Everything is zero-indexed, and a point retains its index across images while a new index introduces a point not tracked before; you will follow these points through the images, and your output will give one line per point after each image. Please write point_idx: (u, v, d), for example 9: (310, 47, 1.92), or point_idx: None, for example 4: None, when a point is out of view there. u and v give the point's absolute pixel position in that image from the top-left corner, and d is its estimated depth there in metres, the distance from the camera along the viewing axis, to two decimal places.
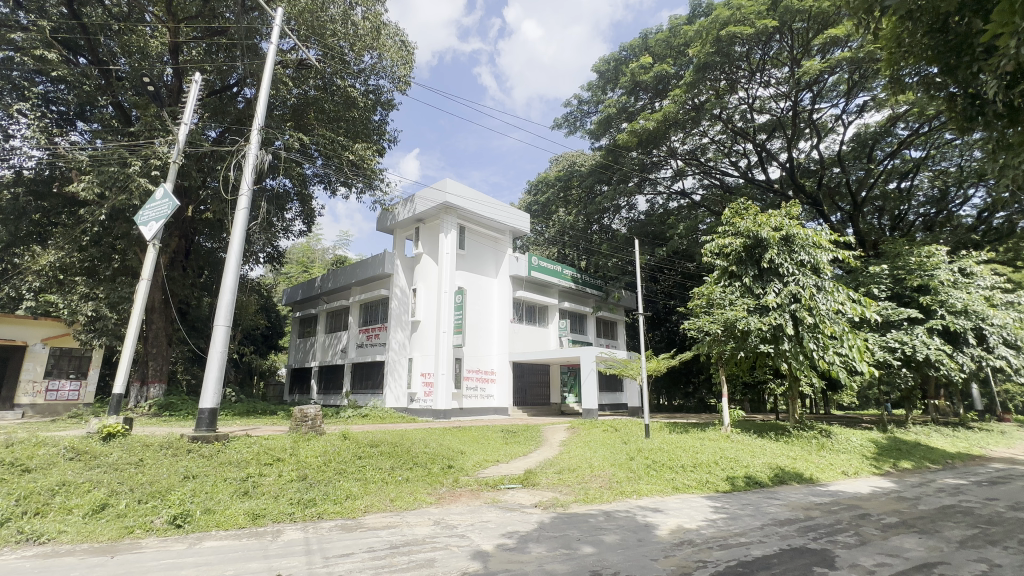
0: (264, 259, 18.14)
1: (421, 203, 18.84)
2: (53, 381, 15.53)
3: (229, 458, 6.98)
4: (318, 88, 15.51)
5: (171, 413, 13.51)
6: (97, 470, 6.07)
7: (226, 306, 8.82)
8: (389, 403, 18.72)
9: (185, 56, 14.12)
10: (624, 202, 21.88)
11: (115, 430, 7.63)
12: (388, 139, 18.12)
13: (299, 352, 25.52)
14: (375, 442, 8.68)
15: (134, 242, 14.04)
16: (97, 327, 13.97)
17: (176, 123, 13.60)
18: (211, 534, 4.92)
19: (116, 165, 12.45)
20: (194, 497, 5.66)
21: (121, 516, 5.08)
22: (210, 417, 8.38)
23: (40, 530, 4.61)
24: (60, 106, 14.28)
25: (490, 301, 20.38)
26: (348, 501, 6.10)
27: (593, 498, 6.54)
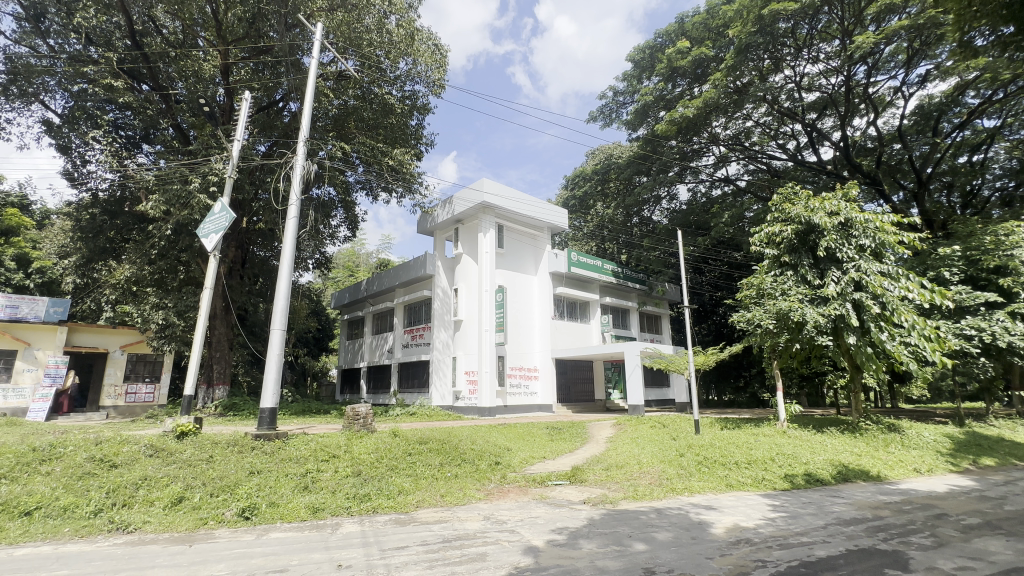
0: (313, 265, 18.89)
1: (460, 204, 19.09)
2: (131, 384, 16.86)
3: (289, 454, 7.34)
4: (358, 98, 16.00)
5: (236, 413, 14.38)
6: (173, 466, 6.54)
7: (280, 311, 9.28)
8: (435, 401, 19.09)
9: (235, 76, 14.86)
10: (665, 192, 21.33)
11: (187, 429, 8.15)
12: (425, 143, 18.49)
13: (348, 354, 26.48)
14: (424, 440, 8.86)
15: (197, 254, 15.01)
16: (168, 334, 15.08)
17: (229, 140, 14.40)
18: (276, 526, 5.22)
19: (179, 183, 13.36)
20: (260, 491, 6.01)
21: (196, 508, 5.48)
22: (271, 416, 8.81)
23: (128, 520, 5.05)
24: (128, 131, 15.55)
25: (531, 298, 20.41)
26: (401, 496, 6.30)
27: (643, 495, 6.42)
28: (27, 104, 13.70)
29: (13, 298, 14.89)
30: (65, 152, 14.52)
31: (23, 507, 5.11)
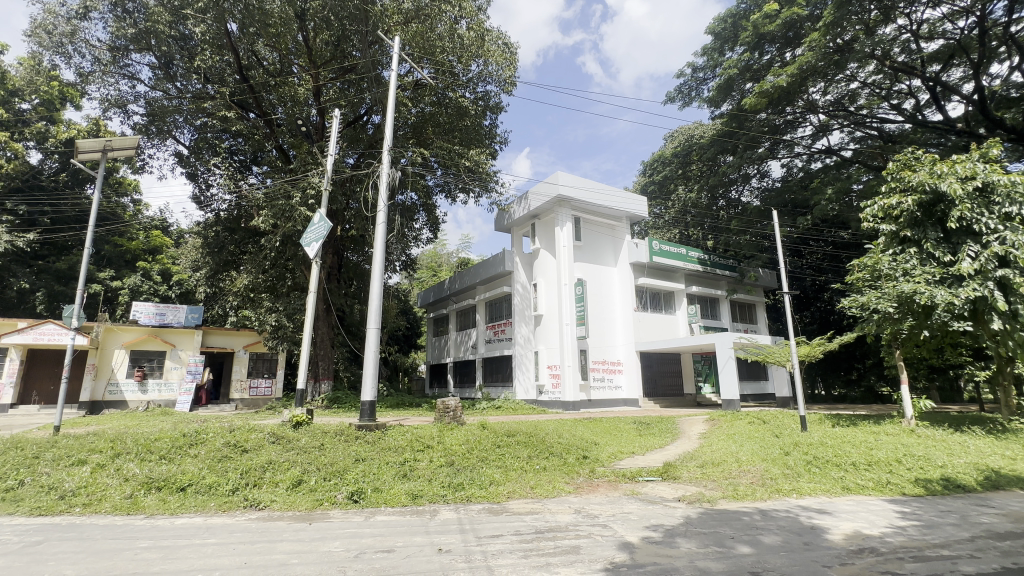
0: (401, 267, 19.99)
1: (535, 199, 19.15)
2: (253, 380, 19.03)
3: (388, 444, 7.86)
4: (434, 104, 16.67)
5: (339, 405, 15.75)
6: (293, 452, 7.30)
7: (375, 311, 9.97)
8: (519, 395, 19.40)
9: (326, 96, 16.07)
10: (754, 170, 19.84)
11: (301, 419, 9.05)
12: (499, 141, 18.86)
13: (435, 350, 27.76)
14: (511, 432, 9.03)
15: (302, 262, 16.58)
16: (280, 334, 16.89)
17: (322, 155, 15.72)
18: (381, 509, 5.64)
19: (284, 198, 14.83)
20: (365, 477, 6.52)
21: (313, 490, 6.10)
22: (370, 408, 9.46)
23: (258, 498, 5.74)
24: (241, 156, 17.61)
25: (612, 290, 19.98)
26: (494, 486, 6.51)
27: (744, 495, 6.02)
28: (163, 140, 15.97)
29: (161, 306, 17.66)
30: (193, 179, 16.77)
31: (179, 483, 6.02)
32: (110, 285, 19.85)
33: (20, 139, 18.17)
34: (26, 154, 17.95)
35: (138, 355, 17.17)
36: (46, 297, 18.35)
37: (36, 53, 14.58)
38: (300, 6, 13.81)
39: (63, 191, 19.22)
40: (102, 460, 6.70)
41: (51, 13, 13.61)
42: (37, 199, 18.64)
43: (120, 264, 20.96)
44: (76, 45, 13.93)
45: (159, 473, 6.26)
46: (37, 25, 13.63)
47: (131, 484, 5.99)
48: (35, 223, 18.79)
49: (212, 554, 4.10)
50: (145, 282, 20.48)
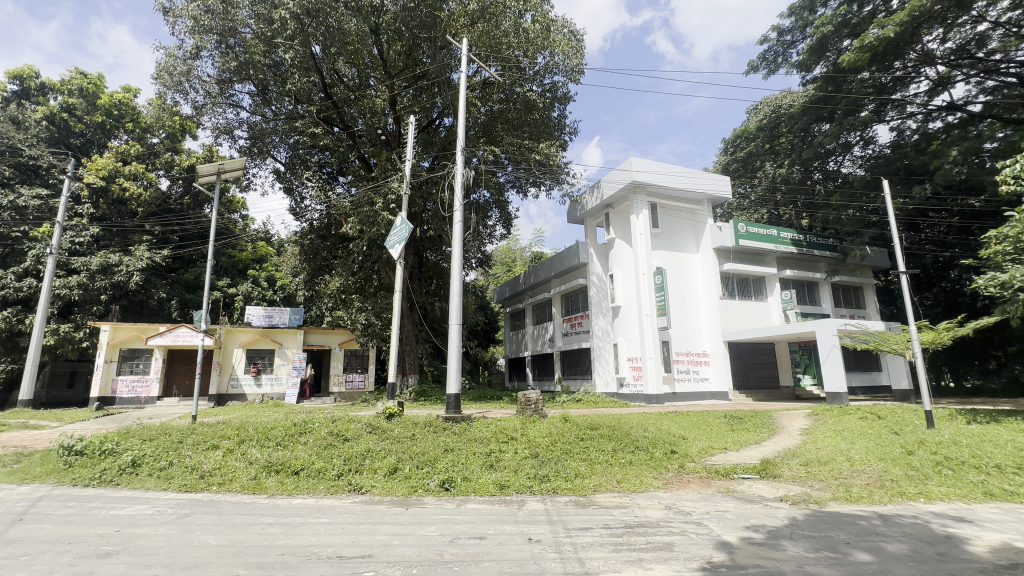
0: (477, 264, 20.47)
1: (609, 187, 18.67)
2: (349, 374, 20.55)
3: (474, 435, 8.13)
4: (502, 101, 16.78)
5: (426, 398, 16.59)
6: (388, 441, 7.81)
7: (455, 307, 10.33)
8: (599, 388, 19.15)
9: (401, 104, 16.83)
10: (857, 137, 17.85)
11: (394, 411, 9.63)
12: (569, 132, 18.69)
13: (513, 344, 28.19)
14: (594, 425, 8.91)
15: (387, 264, 17.63)
16: (370, 332, 18.11)
17: (400, 161, 16.57)
18: (471, 498, 5.87)
19: (368, 205, 15.81)
20: (455, 467, 6.81)
21: (408, 477, 6.49)
22: (455, 401, 9.84)
23: (360, 483, 6.24)
24: (329, 168, 19.04)
25: (694, 278, 19.01)
26: (579, 479, 6.49)
27: (858, 498, 5.46)
28: (263, 160, 17.69)
29: (269, 308, 19.50)
30: (290, 193, 18.41)
31: (293, 468, 6.69)
32: (228, 292, 22.46)
33: (153, 169, 21.09)
34: (157, 181, 20.78)
35: (252, 354, 19.32)
36: (179, 304, 21.21)
37: (161, 93, 16.75)
38: (374, 21, 14.55)
39: (187, 211, 22.01)
40: (230, 445, 7.64)
41: (171, 56, 15.56)
42: (168, 219, 21.52)
43: (234, 273, 23.62)
44: (191, 82, 15.87)
45: (276, 458, 7.00)
46: (161, 68, 15.63)
47: (255, 467, 6.77)
48: (167, 241, 21.74)
49: (325, 532, 4.52)
50: (255, 289, 22.94)
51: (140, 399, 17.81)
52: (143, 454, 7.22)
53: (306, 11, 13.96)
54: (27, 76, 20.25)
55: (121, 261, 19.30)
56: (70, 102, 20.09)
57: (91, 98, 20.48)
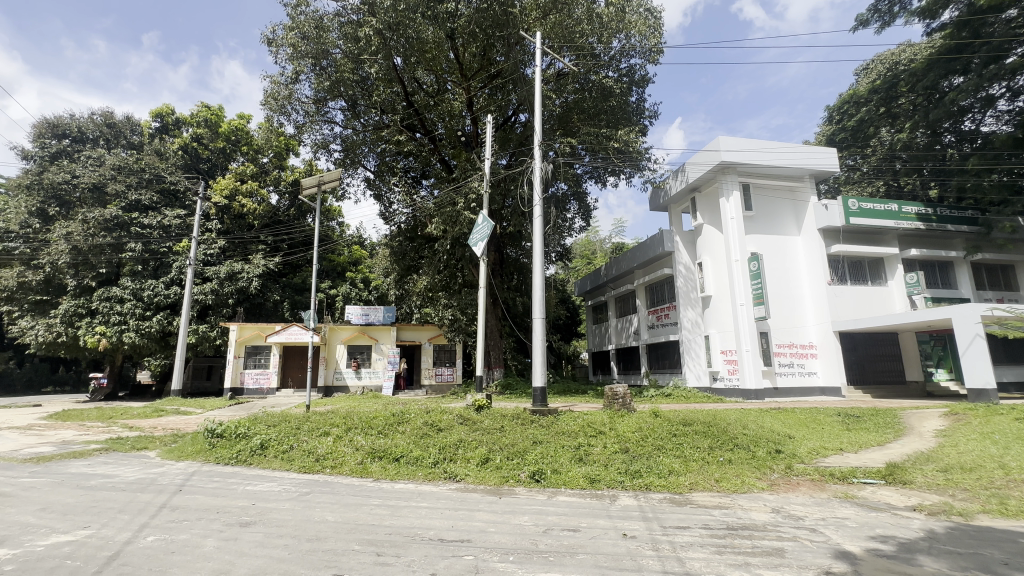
0: (557, 258, 20.42)
1: (695, 170, 17.61)
2: (438, 368, 21.58)
3: (561, 428, 8.14)
4: (577, 91, 16.49)
5: (511, 391, 16.94)
6: (478, 432, 8.07)
7: (538, 301, 10.39)
8: (690, 382, 18.25)
9: (478, 105, 17.30)
10: (1002, 88, 15.14)
11: (482, 403, 9.92)
12: (650, 116, 17.95)
13: (596, 337, 27.77)
14: (687, 420, 8.50)
15: (470, 261, 18.22)
16: (456, 327, 18.87)
17: (479, 160, 17.01)
18: (562, 490, 5.90)
19: (450, 206, 16.41)
20: (544, 459, 6.88)
21: (499, 468, 6.67)
22: (541, 394, 9.91)
23: (455, 472, 6.55)
24: (413, 172, 20.07)
25: (796, 263, 17.36)
26: (674, 476, 6.24)
27: (1017, 512, 4.65)
28: (355, 170, 19.07)
29: (366, 307, 20.91)
30: (379, 199, 19.66)
31: (394, 455, 7.18)
32: (330, 293, 24.63)
33: (265, 186, 23.68)
34: (269, 197, 23.31)
35: (353, 349, 21.04)
36: (290, 305, 23.67)
37: (269, 116, 18.68)
38: (450, 26, 15.04)
39: (294, 221, 24.42)
40: (339, 432, 8.38)
41: (276, 83, 17.30)
42: (278, 230, 24.06)
43: (334, 276, 25.83)
44: (293, 104, 17.53)
45: (378, 445, 7.56)
46: (268, 94, 17.43)
47: (361, 453, 7.37)
48: (278, 249, 24.32)
49: (426, 515, 4.80)
50: (353, 290, 24.94)
51: (263, 390, 20.19)
52: (269, 438, 8.17)
53: (388, 26, 14.75)
54: (165, 113, 23.70)
55: (243, 269, 21.97)
56: (198, 133, 23.15)
57: (214, 128, 23.44)
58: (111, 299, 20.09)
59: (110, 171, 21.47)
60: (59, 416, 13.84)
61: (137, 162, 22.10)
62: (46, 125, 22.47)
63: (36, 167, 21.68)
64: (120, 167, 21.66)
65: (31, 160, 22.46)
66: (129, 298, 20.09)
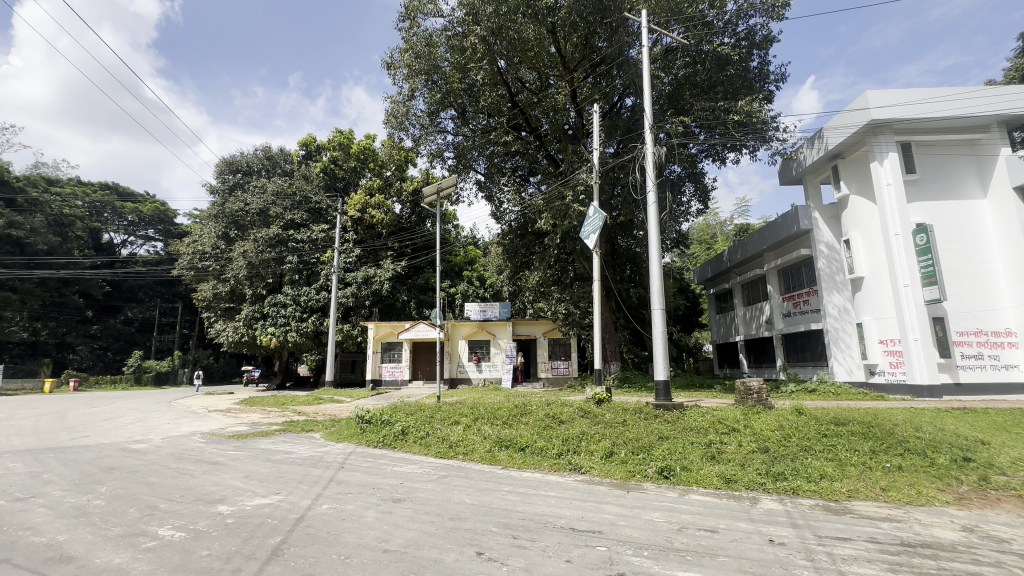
0: (674, 245, 19.37)
1: (836, 134, 15.35)
2: (554, 361, 21.87)
3: (689, 424, 7.74)
4: (688, 65, 15.36)
5: (630, 384, 16.57)
6: (600, 425, 8.03)
7: (657, 292, 9.97)
8: (841, 377, 16.08)
9: (581, 96, 17.09)
10: None
11: (602, 396, 9.83)
12: (777, 81, 16.10)
13: (721, 328, 25.77)
14: (840, 419, 7.50)
15: (581, 254, 18.12)
16: (570, 321, 18.96)
17: (586, 152, 16.77)
18: (694, 489, 5.63)
19: (559, 200, 16.48)
20: (672, 455, 6.62)
21: (625, 462, 6.57)
22: (665, 388, 9.54)
23: (580, 464, 6.61)
24: (521, 171, 20.54)
25: (982, 231, 14.22)
26: (827, 482, 5.57)
27: None
28: (467, 174, 19.98)
29: (484, 304, 22.04)
30: (490, 200, 20.39)
31: (520, 445, 7.48)
32: (450, 292, 26.36)
33: (390, 197, 26.12)
34: (393, 207, 25.67)
35: (473, 344, 22.29)
36: (417, 305, 25.86)
37: (391, 134, 20.46)
38: (550, 22, 15.04)
39: (415, 227, 26.66)
40: (468, 421, 8.96)
41: (395, 102, 18.92)
42: (403, 236, 26.41)
43: (453, 276, 27.57)
44: (410, 119, 18.99)
45: (504, 435, 7.94)
46: (389, 113, 19.15)
47: (489, 442, 7.81)
48: (404, 253, 26.71)
49: (556, 504, 4.94)
50: (470, 288, 26.43)
51: (398, 381, 22.38)
52: (408, 425, 9.04)
53: (491, 31, 15.20)
54: (309, 142, 27.34)
55: (376, 273, 24.52)
56: (335, 156, 26.36)
57: (346, 150, 26.48)
58: (277, 304, 23.87)
59: (271, 197, 25.44)
60: (248, 402, 16.85)
61: (291, 187, 25.86)
62: (225, 163, 27.33)
63: (220, 199, 26.52)
64: (279, 192, 25.54)
65: (216, 194, 27.58)
66: (290, 303, 23.71)
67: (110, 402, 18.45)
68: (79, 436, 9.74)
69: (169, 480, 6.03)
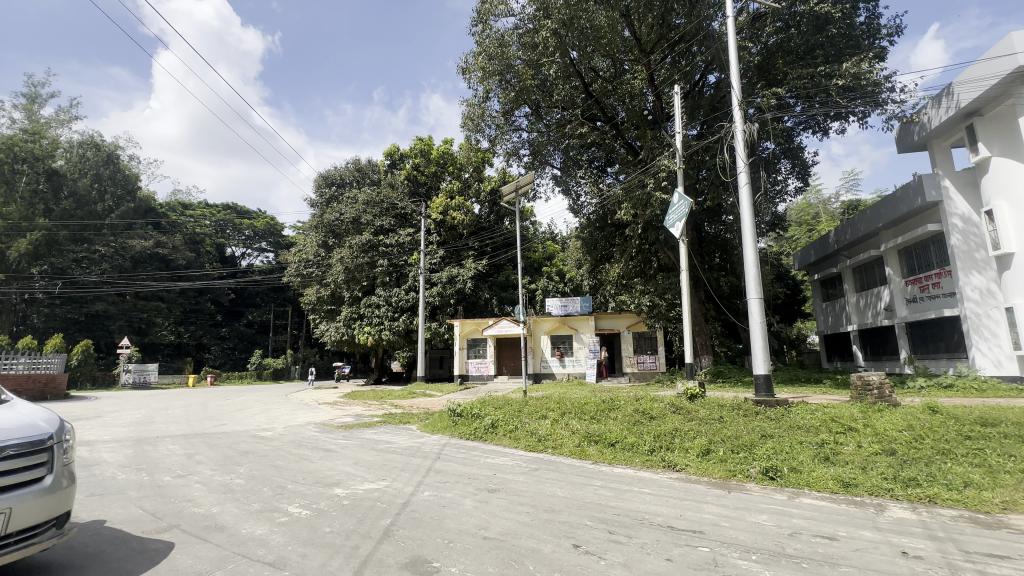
0: (770, 227, 17.89)
1: (970, 88, 13.15)
2: (640, 356, 21.22)
3: (795, 421, 7.14)
4: (780, 30, 14.07)
5: (724, 379, 15.58)
6: (694, 422, 7.67)
7: (753, 280, 9.28)
8: (986, 371, 13.82)
9: (660, 79, 16.50)
10: None
11: (695, 391, 9.38)
12: (891, 35, 14.17)
13: (830, 317, 23.32)
14: (989, 420, 6.45)
15: (666, 244, 17.34)
16: (657, 313, 18.34)
17: (668, 137, 16.05)
18: (806, 492, 5.19)
19: (640, 188, 15.92)
20: (778, 455, 6.14)
21: (724, 461, 6.22)
22: (766, 382, 8.88)
23: (674, 461, 6.38)
24: (598, 162, 20.14)
25: None
26: (973, 491, 4.84)
27: None
28: (544, 170, 19.95)
29: (565, 299, 21.98)
30: (568, 194, 20.20)
31: (609, 440, 7.39)
32: (531, 289, 26.64)
33: (469, 198, 26.97)
34: (472, 207, 26.48)
35: (556, 339, 22.31)
36: (498, 301, 26.79)
37: (468, 137, 21.03)
38: (622, 5, 14.61)
39: (494, 226, 27.26)
40: (555, 416, 9.03)
41: (471, 106, 19.42)
42: (483, 235, 27.15)
43: (533, 272, 27.88)
44: (486, 120, 19.40)
45: (592, 430, 7.88)
46: (466, 117, 19.73)
47: (577, 436, 7.80)
48: (485, 252, 27.43)
49: (653, 502, 4.81)
50: (550, 284, 26.50)
51: (484, 376, 23.07)
52: (497, 419, 9.31)
53: (563, 24, 15.05)
54: (393, 152, 29.06)
55: (459, 273, 25.46)
56: (417, 163, 27.80)
57: (427, 156, 27.86)
58: (372, 305, 25.72)
59: (363, 206, 27.39)
60: (351, 396, 18.37)
61: (379, 196, 27.65)
62: (322, 178, 29.93)
63: (319, 211, 29.07)
64: (370, 202, 27.44)
65: (316, 207, 30.28)
66: (383, 304, 25.43)
67: (239, 395, 21.08)
68: (218, 424, 11.27)
69: (292, 464, 6.78)
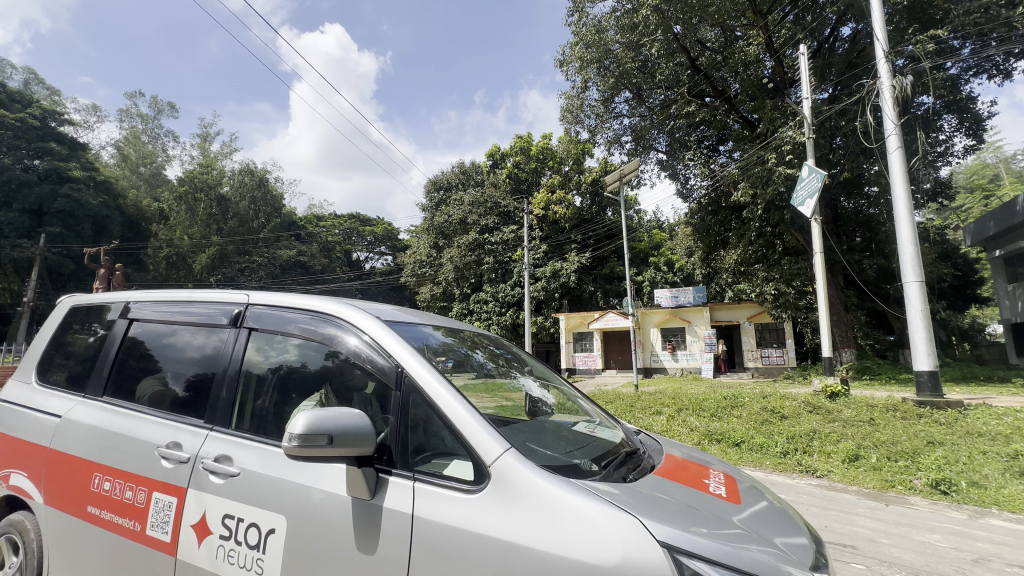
0: (928, 197, 15.13)
1: None
2: (764, 350, 19.30)
3: (975, 429, 5.96)
4: None
5: (872, 376, 13.55)
6: (836, 424, 6.79)
7: (909, 259, 7.92)
8: None
9: (779, 42, 14.88)
10: None
11: (836, 389, 8.31)
12: None
13: (1018, 302, 19.01)
14: None
15: (791, 224, 15.54)
16: (783, 302, 16.82)
17: (794, 105, 14.40)
18: (993, 513, 4.31)
19: (759, 165, 14.52)
20: (951, 466, 5.17)
21: (877, 469, 5.41)
22: (932, 380, 7.57)
23: (813, 466, 5.71)
24: (709, 141, 18.66)
25: None
26: None
27: None
28: (648, 155, 18.96)
29: (675, 290, 20.84)
30: (675, 179, 18.97)
31: (734, 439, 6.85)
32: (638, 281, 25.71)
33: (570, 191, 26.78)
34: (574, 200, 26.27)
35: (667, 332, 21.26)
36: (603, 294, 26.37)
37: (568, 130, 20.84)
38: None
39: (596, 218, 26.74)
40: (670, 412, 8.63)
41: (570, 98, 19.20)
42: (586, 228, 26.78)
43: (639, 263, 26.90)
44: (584, 110, 19.07)
45: (713, 428, 7.37)
46: (565, 110, 19.54)
47: (697, 434, 7.36)
48: (588, 245, 27.02)
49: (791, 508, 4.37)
50: (659, 275, 25.34)
51: (592, 369, 22.90)
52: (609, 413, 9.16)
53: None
54: (495, 153, 29.94)
55: (563, 267, 25.51)
56: (518, 160, 28.30)
57: (527, 153, 28.23)
58: (481, 301, 26.91)
59: (469, 207, 28.62)
60: None
61: (484, 196, 28.68)
62: (431, 184, 31.90)
63: (429, 214, 31.02)
64: (476, 202, 28.57)
65: (427, 211, 32.38)
66: (491, 300, 26.49)
67: None
68: None
69: None
